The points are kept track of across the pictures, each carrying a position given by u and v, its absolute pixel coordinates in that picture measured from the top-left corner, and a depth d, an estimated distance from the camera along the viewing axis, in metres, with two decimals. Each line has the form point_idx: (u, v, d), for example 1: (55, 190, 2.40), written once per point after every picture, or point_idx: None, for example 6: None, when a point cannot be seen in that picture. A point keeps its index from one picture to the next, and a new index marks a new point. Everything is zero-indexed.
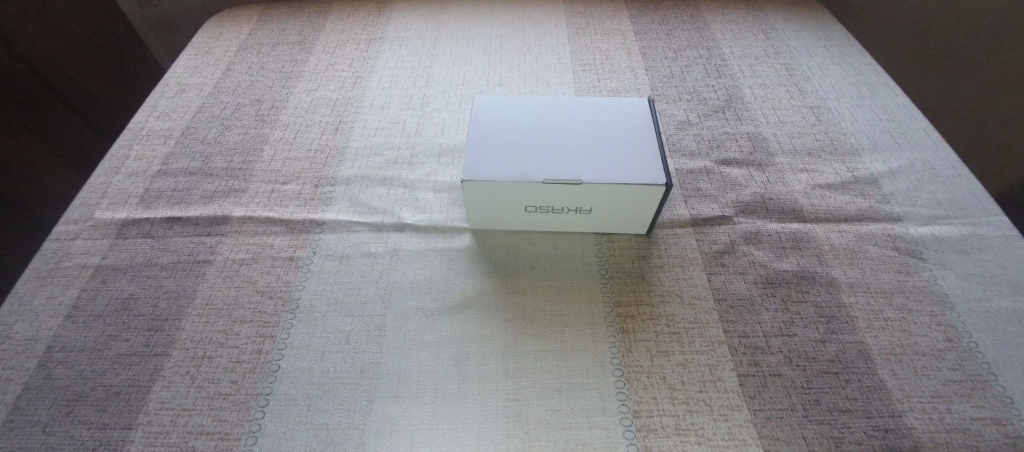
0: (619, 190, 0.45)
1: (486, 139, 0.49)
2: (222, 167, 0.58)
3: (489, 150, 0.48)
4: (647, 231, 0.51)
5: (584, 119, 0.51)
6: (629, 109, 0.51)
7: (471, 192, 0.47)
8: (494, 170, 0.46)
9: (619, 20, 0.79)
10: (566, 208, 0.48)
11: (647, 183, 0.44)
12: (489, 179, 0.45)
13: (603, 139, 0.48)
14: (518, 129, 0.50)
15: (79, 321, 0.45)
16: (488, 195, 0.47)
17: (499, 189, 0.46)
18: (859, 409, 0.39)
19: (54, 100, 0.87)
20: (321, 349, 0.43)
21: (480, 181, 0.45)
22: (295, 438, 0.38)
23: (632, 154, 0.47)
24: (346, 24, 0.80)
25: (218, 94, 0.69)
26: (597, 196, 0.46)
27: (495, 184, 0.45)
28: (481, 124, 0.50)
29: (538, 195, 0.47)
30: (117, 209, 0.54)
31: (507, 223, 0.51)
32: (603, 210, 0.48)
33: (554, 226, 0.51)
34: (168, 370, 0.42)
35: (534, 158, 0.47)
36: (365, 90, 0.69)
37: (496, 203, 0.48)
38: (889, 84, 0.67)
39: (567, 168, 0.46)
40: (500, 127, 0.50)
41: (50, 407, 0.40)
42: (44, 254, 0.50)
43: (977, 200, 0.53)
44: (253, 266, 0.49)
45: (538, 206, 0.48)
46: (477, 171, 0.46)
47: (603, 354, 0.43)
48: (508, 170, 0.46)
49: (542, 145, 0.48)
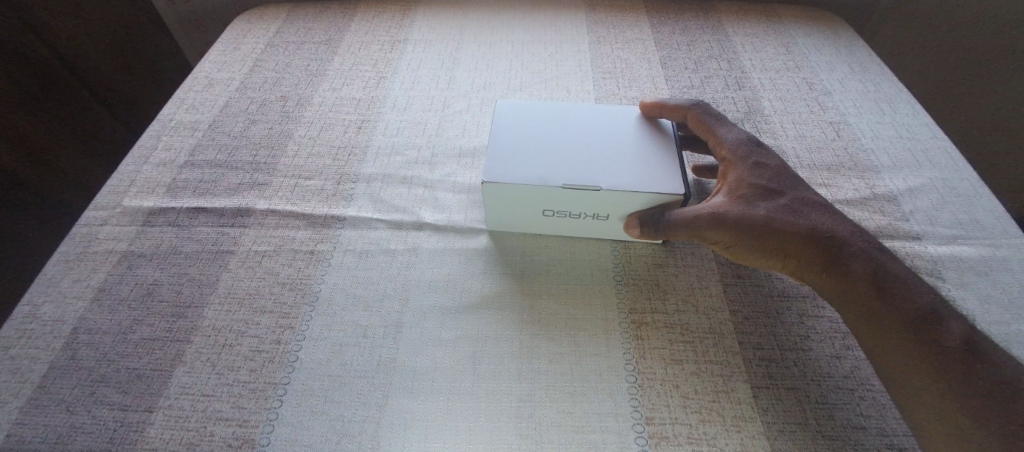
0: (637, 198, 0.46)
1: (507, 141, 0.49)
2: (247, 160, 0.60)
3: (509, 153, 0.48)
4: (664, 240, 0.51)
5: (606, 127, 0.51)
6: (649, 118, 0.52)
7: (490, 194, 0.47)
8: (514, 173, 0.46)
9: (641, 30, 0.80)
10: (584, 214, 0.49)
11: (666, 191, 0.44)
12: (509, 182, 0.46)
13: (624, 148, 0.49)
14: (539, 134, 0.50)
15: (105, 304, 0.46)
16: (507, 198, 0.48)
17: (518, 192, 0.47)
18: (873, 426, 0.38)
19: (86, 90, 0.90)
20: (339, 342, 0.44)
21: (499, 184, 0.46)
22: (311, 428, 0.39)
23: (652, 163, 0.47)
24: (371, 25, 0.82)
25: (245, 89, 0.70)
26: (615, 203, 0.47)
27: (515, 187, 0.46)
28: (503, 128, 0.51)
29: (557, 200, 0.47)
30: (144, 198, 0.56)
31: (524, 227, 0.52)
32: (621, 217, 0.49)
33: (571, 231, 0.52)
34: (189, 357, 0.43)
35: (554, 163, 0.47)
36: (388, 90, 0.70)
37: (514, 207, 0.49)
38: (911, 102, 0.66)
39: (587, 174, 0.46)
40: (521, 132, 0.50)
41: (74, 387, 0.41)
42: (73, 238, 0.51)
43: (999, 222, 0.52)
44: (275, 258, 0.50)
45: (557, 210, 0.49)
46: (497, 173, 0.46)
47: (616, 360, 0.43)
48: (528, 173, 0.46)
49: (563, 150, 0.49)
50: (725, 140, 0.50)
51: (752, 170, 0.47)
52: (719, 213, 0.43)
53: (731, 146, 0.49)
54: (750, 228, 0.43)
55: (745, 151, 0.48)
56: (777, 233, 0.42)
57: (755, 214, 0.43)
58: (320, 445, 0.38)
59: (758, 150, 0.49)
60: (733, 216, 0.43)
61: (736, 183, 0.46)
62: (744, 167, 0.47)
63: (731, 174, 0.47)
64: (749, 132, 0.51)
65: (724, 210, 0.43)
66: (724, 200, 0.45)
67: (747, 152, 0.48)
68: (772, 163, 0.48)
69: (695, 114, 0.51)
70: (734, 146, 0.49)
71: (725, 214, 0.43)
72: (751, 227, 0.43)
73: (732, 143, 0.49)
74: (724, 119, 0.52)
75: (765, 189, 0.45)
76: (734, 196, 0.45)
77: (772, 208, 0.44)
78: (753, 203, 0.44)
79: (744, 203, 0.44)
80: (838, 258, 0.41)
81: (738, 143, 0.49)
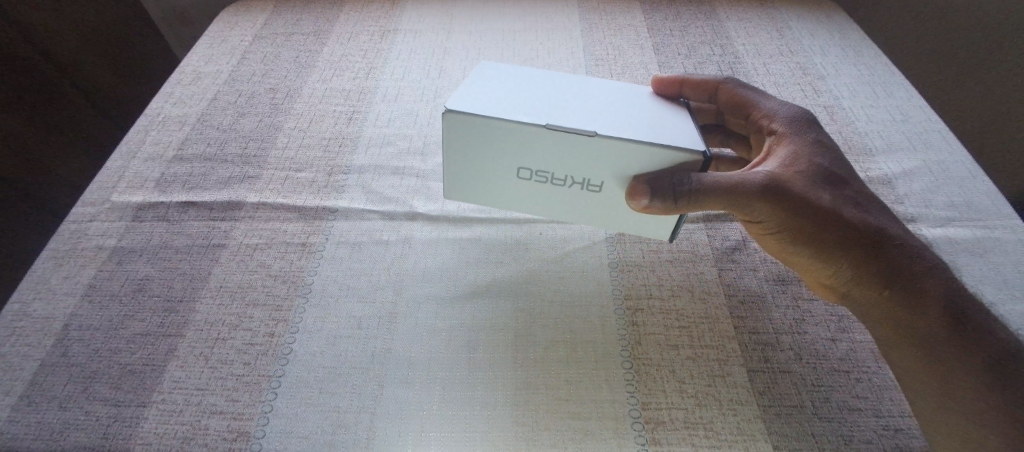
0: (638, 156, 0.38)
1: (497, 85, 0.43)
2: (237, 153, 0.59)
3: (498, 95, 0.42)
4: (672, 235, 0.45)
5: (610, 87, 0.45)
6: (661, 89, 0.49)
7: (470, 131, 0.40)
8: (499, 110, 0.39)
9: (633, 16, 0.79)
10: (571, 180, 0.41)
11: (674, 148, 0.37)
12: (494, 117, 0.39)
13: (628, 107, 0.42)
14: (534, 83, 0.44)
15: (95, 300, 0.46)
16: (490, 143, 0.40)
17: (502, 134, 0.39)
18: (869, 407, 0.38)
19: (73, 87, 0.89)
20: (333, 333, 0.43)
21: (482, 117, 0.39)
22: (306, 420, 0.38)
23: (660, 123, 0.40)
24: (360, 15, 0.81)
25: (233, 82, 0.69)
26: (612, 162, 0.39)
27: (500, 124, 0.39)
28: (495, 74, 0.44)
29: (543, 152, 0.40)
30: (133, 193, 0.55)
31: (502, 195, 0.44)
32: (617, 189, 0.41)
33: (553, 206, 0.44)
34: (182, 351, 0.42)
35: (547, 107, 0.40)
36: (378, 81, 0.69)
37: (493, 157, 0.41)
38: (904, 85, 0.66)
39: (583, 121, 0.39)
40: (515, 78, 0.44)
41: (67, 384, 0.40)
42: (62, 234, 0.51)
43: (992, 203, 0.52)
44: (267, 251, 0.50)
45: (541, 171, 0.41)
46: (482, 108, 0.40)
47: (612, 346, 0.43)
48: (515, 112, 0.39)
49: (559, 99, 0.42)
50: (777, 115, 0.49)
51: (805, 147, 0.45)
52: (771, 179, 0.40)
53: (783, 121, 0.48)
54: (800, 200, 0.40)
55: (799, 129, 0.47)
56: (827, 212, 0.40)
57: (805, 189, 0.41)
58: (315, 436, 0.37)
59: (813, 129, 0.47)
60: (785, 186, 0.40)
61: (788, 158, 0.44)
62: (798, 144, 0.45)
63: (782, 148, 0.45)
64: (803, 110, 0.49)
65: (777, 178, 0.41)
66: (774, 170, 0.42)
67: (802, 129, 0.47)
68: (829, 145, 0.46)
69: (730, 88, 0.52)
70: (786, 122, 0.48)
71: (777, 182, 0.40)
72: (802, 199, 0.40)
73: (784, 118, 0.48)
74: (773, 97, 0.51)
75: (823, 169, 0.43)
76: (786, 170, 0.42)
77: (823, 188, 0.42)
78: (806, 179, 0.42)
79: (797, 177, 0.42)
80: (886, 247, 0.39)
81: (790, 121, 0.48)
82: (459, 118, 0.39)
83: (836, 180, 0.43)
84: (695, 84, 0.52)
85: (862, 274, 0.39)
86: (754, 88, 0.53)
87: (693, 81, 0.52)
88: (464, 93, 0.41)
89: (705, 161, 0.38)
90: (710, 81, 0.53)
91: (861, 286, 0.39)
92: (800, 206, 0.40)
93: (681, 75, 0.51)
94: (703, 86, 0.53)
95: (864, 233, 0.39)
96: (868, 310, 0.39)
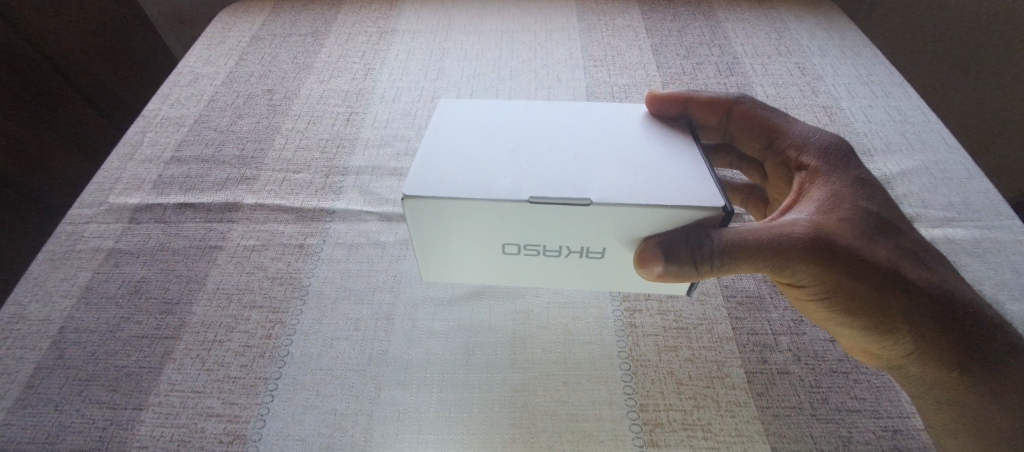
0: (643, 220, 0.33)
1: (460, 147, 0.37)
2: (234, 155, 0.59)
3: (464, 162, 0.35)
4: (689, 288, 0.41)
5: (589, 127, 0.39)
6: (658, 115, 0.42)
7: (437, 213, 0.34)
8: (470, 185, 0.33)
9: (632, 17, 0.79)
10: (566, 250, 0.36)
11: (686, 207, 0.32)
12: (466, 196, 0.33)
13: (617, 152, 0.37)
14: (502, 137, 0.38)
15: (91, 303, 0.45)
16: (465, 223, 0.35)
17: (476, 212, 0.33)
18: (866, 408, 0.38)
19: (70, 87, 0.89)
20: (330, 335, 0.43)
21: (452, 199, 0.33)
22: (302, 422, 0.38)
23: (660, 169, 0.35)
24: (359, 16, 0.81)
25: (231, 83, 0.69)
26: (614, 228, 0.34)
27: (475, 203, 0.33)
28: (454, 131, 0.39)
29: (529, 225, 0.34)
30: (130, 194, 0.55)
31: (483, 263, 0.39)
32: (623, 252, 0.36)
33: (547, 274, 0.39)
34: (179, 353, 0.42)
35: (521, 170, 0.34)
36: (376, 82, 0.69)
37: (467, 232, 0.36)
38: (903, 85, 0.66)
39: (571, 185, 0.33)
40: (479, 134, 0.38)
41: (62, 386, 0.40)
42: (58, 236, 0.51)
43: (990, 203, 0.52)
44: (263, 253, 0.49)
45: (530, 244, 0.36)
46: (449, 185, 0.33)
47: (610, 348, 0.43)
48: (490, 185, 0.33)
49: (536, 156, 0.36)
50: (807, 146, 0.44)
51: (846, 186, 0.40)
52: (816, 230, 0.35)
53: (815, 154, 0.43)
54: (854, 258, 0.35)
55: (838, 164, 0.42)
56: (885, 273, 0.35)
57: (857, 242, 0.36)
58: (312, 438, 0.37)
59: (851, 163, 0.42)
60: (834, 239, 0.35)
61: (829, 200, 0.39)
62: (837, 182, 0.40)
63: (818, 188, 0.40)
64: (838, 137, 0.45)
65: (823, 228, 0.36)
66: (814, 216, 0.37)
67: (839, 163, 0.42)
68: (873, 182, 0.41)
69: (746, 109, 0.48)
70: (818, 154, 0.43)
71: (824, 236, 0.35)
72: (855, 254, 0.35)
73: (816, 149, 0.44)
74: (799, 121, 0.47)
75: (870, 212, 0.38)
76: (829, 217, 0.37)
77: (876, 239, 0.37)
78: (856, 228, 0.37)
79: (845, 226, 0.36)
80: (954, 313, 0.34)
81: (824, 153, 0.43)
82: (422, 202, 0.33)
83: (889, 228, 0.38)
84: (703, 102, 0.48)
85: (929, 345, 0.34)
86: (773, 110, 0.48)
87: (699, 99, 0.48)
88: (423, 165, 0.35)
89: (725, 215, 0.32)
90: (722, 100, 0.49)
91: (925, 357, 0.35)
92: (854, 265, 0.35)
93: (688, 95, 0.46)
94: (713, 104, 0.49)
95: (929, 296, 0.35)
96: (930, 386, 0.35)
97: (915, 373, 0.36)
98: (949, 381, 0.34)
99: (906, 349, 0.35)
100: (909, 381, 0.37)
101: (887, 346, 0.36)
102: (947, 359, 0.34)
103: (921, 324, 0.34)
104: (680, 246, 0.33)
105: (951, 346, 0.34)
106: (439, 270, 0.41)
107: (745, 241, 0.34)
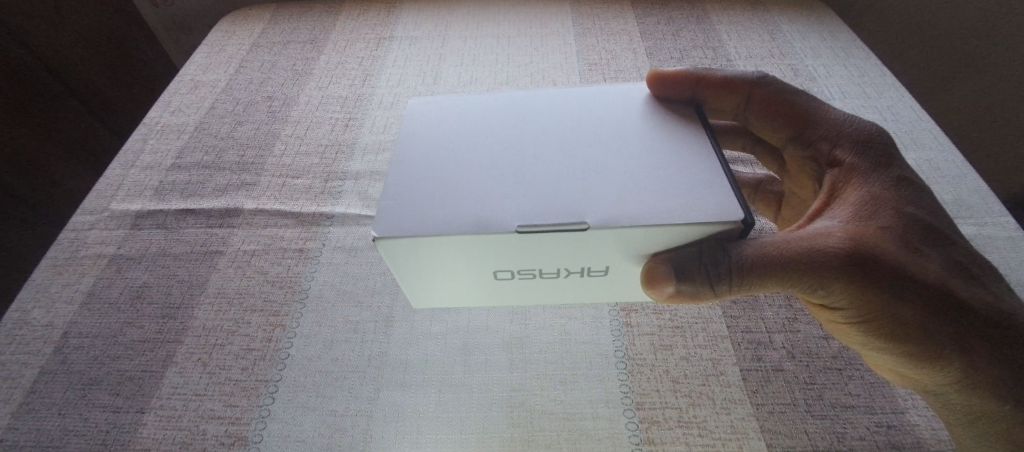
0: (646, 238, 0.32)
1: (446, 163, 0.37)
2: (234, 161, 0.60)
3: (446, 183, 0.35)
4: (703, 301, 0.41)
5: (576, 130, 0.39)
6: (661, 101, 0.41)
7: (419, 250, 0.33)
8: (452, 214, 0.33)
9: (627, 20, 0.80)
10: (567, 272, 0.36)
11: (691, 223, 0.31)
12: (452, 230, 0.32)
13: (606, 157, 0.36)
14: (482, 148, 0.38)
15: (94, 309, 0.46)
16: (453, 256, 0.34)
17: (471, 248, 0.33)
18: (861, 404, 0.38)
19: (68, 97, 0.89)
20: (329, 337, 0.44)
21: (435, 235, 0.32)
22: (303, 424, 0.39)
23: (659, 176, 0.34)
24: (357, 23, 0.82)
25: (231, 90, 0.70)
26: (617, 247, 0.33)
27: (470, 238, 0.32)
28: (430, 146, 0.38)
29: (524, 253, 0.34)
30: (131, 201, 0.55)
31: (480, 286, 0.38)
32: (623, 269, 0.36)
33: (548, 292, 0.39)
34: (180, 357, 0.43)
35: (512, 188, 0.34)
36: (374, 87, 0.70)
37: (463, 266, 0.35)
38: (894, 85, 0.67)
39: (569, 207, 0.33)
40: (458, 147, 0.38)
41: (66, 391, 0.41)
42: (61, 243, 0.51)
43: (983, 201, 0.53)
44: (263, 257, 0.50)
45: (525, 270, 0.36)
46: (425, 219, 0.33)
47: (607, 347, 0.43)
48: (481, 211, 0.33)
49: (519, 167, 0.36)
50: (840, 139, 0.43)
51: (884, 189, 0.39)
52: (856, 242, 0.34)
53: (849, 150, 0.42)
54: (895, 273, 0.34)
55: (875, 162, 0.41)
56: (928, 291, 0.34)
57: (900, 255, 0.35)
58: (312, 439, 0.38)
59: (889, 165, 0.41)
60: (876, 251, 0.34)
61: (866, 205, 0.38)
62: (876, 183, 0.39)
63: (854, 190, 0.39)
64: (876, 132, 0.43)
65: (862, 241, 0.35)
66: (850, 225, 0.36)
67: (877, 162, 0.41)
68: (912, 186, 0.39)
69: (766, 99, 0.47)
70: (852, 150, 0.42)
71: (864, 248, 0.34)
72: (898, 270, 0.34)
73: (849, 144, 0.42)
74: (831, 113, 0.45)
75: (911, 219, 0.37)
76: (867, 225, 0.36)
77: (919, 252, 0.36)
78: (898, 240, 0.35)
79: (885, 235, 0.35)
80: (1001, 333, 0.33)
81: (860, 151, 0.42)
82: (399, 241, 0.32)
83: (930, 240, 0.37)
84: (718, 85, 0.47)
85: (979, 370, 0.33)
86: (801, 97, 0.47)
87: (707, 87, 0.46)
88: (408, 191, 0.35)
89: (744, 226, 0.32)
90: (743, 85, 0.47)
91: (974, 384, 0.34)
92: (896, 285, 0.34)
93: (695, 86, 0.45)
94: (731, 87, 0.47)
95: (978, 315, 0.34)
96: (969, 409, 0.35)
97: (955, 399, 0.35)
98: (990, 406, 0.34)
99: (951, 376, 0.34)
100: (948, 407, 0.36)
101: (928, 371, 0.35)
102: (995, 384, 0.33)
103: (969, 348, 0.33)
104: (694, 267, 0.33)
105: (1000, 369, 0.33)
106: (431, 293, 0.39)
107: (772, 256, 0.34)
